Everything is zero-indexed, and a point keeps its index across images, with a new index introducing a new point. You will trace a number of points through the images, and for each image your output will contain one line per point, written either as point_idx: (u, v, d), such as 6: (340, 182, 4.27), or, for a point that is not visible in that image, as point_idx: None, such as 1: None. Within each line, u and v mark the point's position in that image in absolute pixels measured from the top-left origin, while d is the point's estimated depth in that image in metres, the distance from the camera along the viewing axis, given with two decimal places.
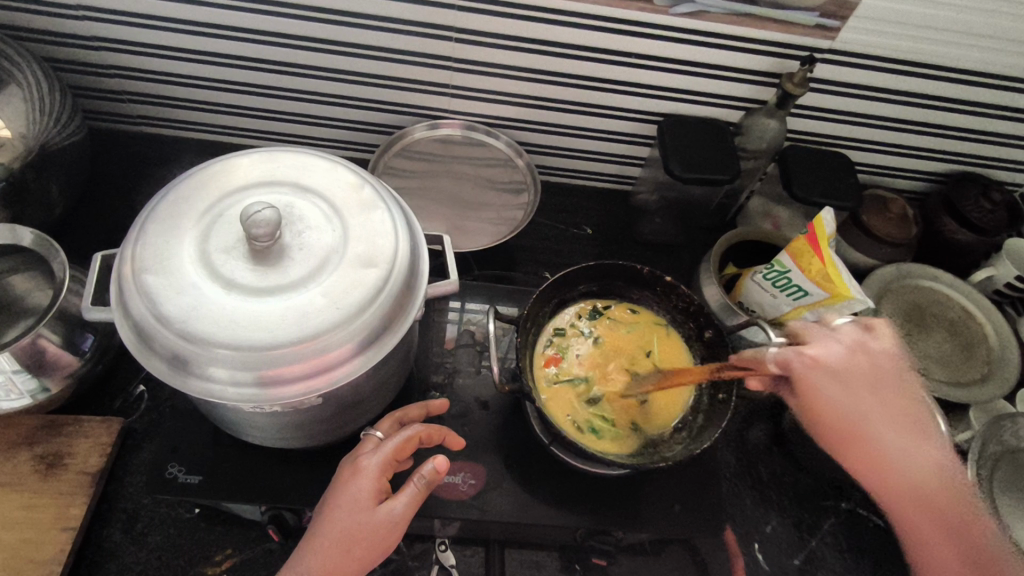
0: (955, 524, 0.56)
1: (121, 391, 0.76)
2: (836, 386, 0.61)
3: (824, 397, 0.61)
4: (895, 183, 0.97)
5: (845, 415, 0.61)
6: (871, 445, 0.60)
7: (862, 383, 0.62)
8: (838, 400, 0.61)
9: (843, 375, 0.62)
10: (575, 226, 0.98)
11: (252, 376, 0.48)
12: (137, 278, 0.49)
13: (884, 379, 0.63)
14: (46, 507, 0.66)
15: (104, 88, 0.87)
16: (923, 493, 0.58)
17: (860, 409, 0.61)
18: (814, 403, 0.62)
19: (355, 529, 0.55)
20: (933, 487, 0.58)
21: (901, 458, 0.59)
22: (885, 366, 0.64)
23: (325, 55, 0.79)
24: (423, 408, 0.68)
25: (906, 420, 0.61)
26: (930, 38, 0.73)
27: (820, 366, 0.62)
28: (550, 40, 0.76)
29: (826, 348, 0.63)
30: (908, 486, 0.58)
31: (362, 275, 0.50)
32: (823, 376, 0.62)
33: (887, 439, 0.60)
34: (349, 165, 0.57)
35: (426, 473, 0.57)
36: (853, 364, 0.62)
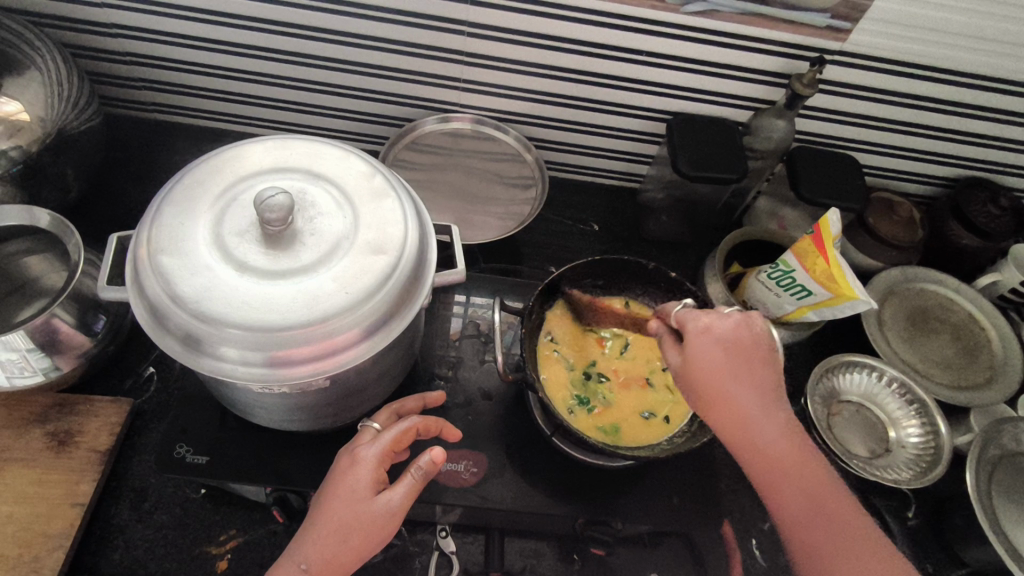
0: (818, 496, 0.53)
1: (131, 373, 0.78)
2: (721, 356, 0.55)
3: (707, 363, 0.54)
4: (902, 187, 0.97)
5: (723, 386, 0.54)
6: (744, 413, 0.54)
7: (726, 351, 0.55)
8: (711, 366, 0.54)
9: (727, 347, 0.55)
10: (582, 222, 0.98)
11: (263, 356, 0.49)
12: (152, 259, 0.50)
13: (756, 353, 0.56)
14: (57, 484, 0.67)
15: (121, 75, 0.88)
16: (779, 485, 0.53)
17: (728, 372, 0.54)
18: (692, 364, 0.55)
19: (352, 519, 0.56)
20: (796, 461, 0.54)
21: (768, 432, 0.54)
22: (755, 340, 0.56)
23: (338, 47, 0.80)
24: (419, 400, 0.69)
25: (761, 391, 0.55)
26: (941, 41, 0.73)
27: (710, 334, 0.56)
28: (560, 36, 0.77)
29: (720, 317, 0.57)
30: (779, 458, 0.53)
31: (372, 261, 0.52)
32: (712, 340, 0.55)
33: (762, 419, 0.54)
34: (361, 153, 0.58)
35: (422, 464, 0.58)
36: (739, 339, 0.56)
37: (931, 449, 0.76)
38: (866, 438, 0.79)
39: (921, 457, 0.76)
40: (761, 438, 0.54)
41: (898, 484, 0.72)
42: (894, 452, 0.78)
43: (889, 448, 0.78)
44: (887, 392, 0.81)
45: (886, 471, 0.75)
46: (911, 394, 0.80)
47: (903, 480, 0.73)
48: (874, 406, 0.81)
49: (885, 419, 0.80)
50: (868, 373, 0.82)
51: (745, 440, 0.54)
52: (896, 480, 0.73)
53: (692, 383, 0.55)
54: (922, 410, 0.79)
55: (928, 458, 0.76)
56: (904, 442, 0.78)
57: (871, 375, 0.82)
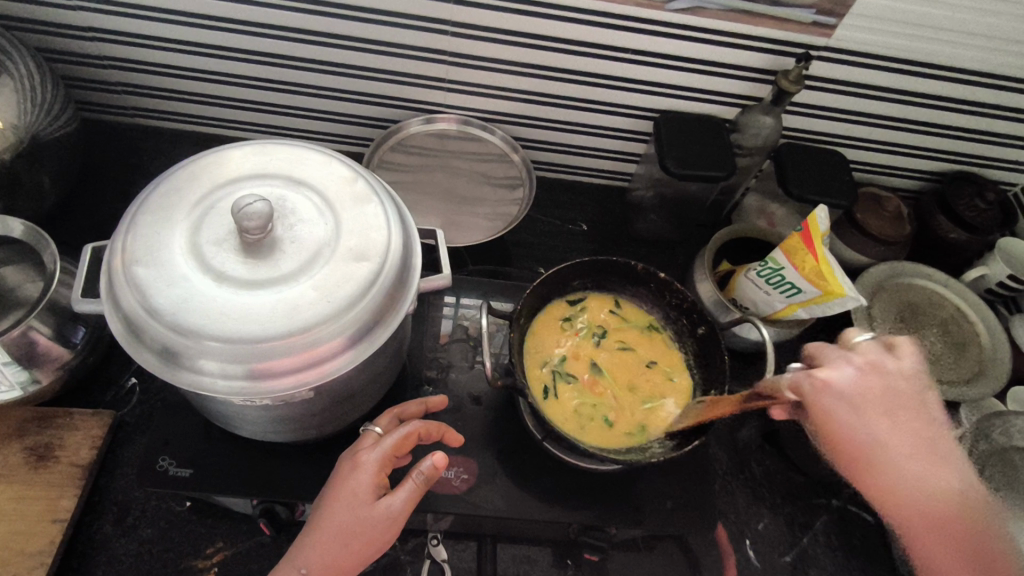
0: (969, 543, 0.49)
1: (112, 384, 0.76)
2: (847, 412, 0.54)
3: (841, 420, 0.53)
4: (890, 182, 0.97)
5: (873, 446, 0.53)
6: (894, 467, 0.52)
7: (881, 399, 0.54)
8: (849, 425, 0.53)
9: (858, 400, 0.54)
10: (570, 222, 0.98)
11: (243, 368, 0.48)
12: (127, 270, 0.48)
13: (902, 397, 0.54)
14: (36, 500, 0.66)
15: (97, 79, 0.86)
16: (953, 533, 0.50)
17: (868, 428, 0.53)
18: (829, 421, 0.54)
19: (354, 523, 0.55)
20: (945, 509, 0.50)
21: (913, 481, 0.51)
22: (898, 386, 0.55)
23: (320, 48, 0.79)
24: (421, 404, 0.68)
25: (914, 444, 0.53)
26: (927, 36, 0.73)
27: (832, 390, 0.55)
28: (545, 35, 0.76)
29: (838, 370, 0.56)
30: (942, 513, 0.50)
31: (354, 268, 0.50)
32: (834, 395, 0.54)
33: (914, 470, 0.52)
34: (343, 158, 0.57)
35: (424, 469, 0.57)
36: (880, 387, 0.55)
37: None
38: None
39: None
40: (923, 485, 0.51)
41: None
42: None
43: None
44: None
45: None
46: None
47: None
48: None
49: None
50: None
51: (880, 491, 0.52)
52: None
53: (834, 443, 0.54)
54: None
55: None
56: None
57: None
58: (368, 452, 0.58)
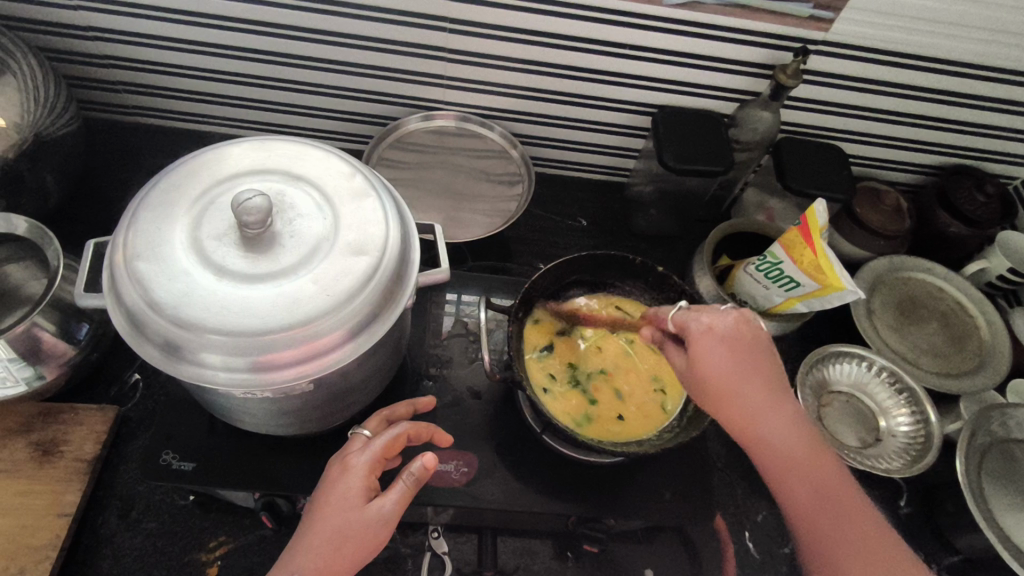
0: (830, 495, 0.54)
1: (116, 380, 0.77)
2: (719, 349, 0.57)
3: (715, 360, 0.57)
4: (890, 176, 0.97)
5: (735, 386, 0.56)
6: (751, 408, 0.56)
7: (739, 351, 0.57)
8: (723, 364, 0.57)
9: (728, 340, 0.57)
10: (570, 218, 0.98)
11: (245, 361, 0.48)
12: (129, 264, 0.49)
13: (757, 347, 0.58)
14: (42, 494, 0.67)
15: (99, 79, 0.87)
16: (803, 473, 0.54)
17: (746, 377, 0.56)
18: (701, 365, 0.57)
19: (345, 526, 0.55)
20: (807, 451, 0.55)
21: (779, 432, 0.55)
22: (749, 334, 0.58)
23: (319, 46, 0.79)
24: (409, 406, 0.68)
25: (777, 397, 0.57)
26: (924, 29, 0.73)
27: (714, 333, 0.58)
28: (543, 31, 0.76)
29: (720, 314, 0.59)
30: (798, 459, 0.54)
31: (353, 262, 0.51)
32: (715, 339, 0.57)
33: (774, 416, 0.56)
34: (341, 154, 0.57)
35: (415, 469, 0.57)
36: (739, 334, 0.58)
37: (921, 436, 0.77)
38: (858, 428, 0.79)
39: (912, 444, 0.77)
40: (779, 434, 0.55)
41: (889, 474, 0.73)
42: (885, 441, 0.78)
43: (879, 437, 0.79)
44: (877, 380, 0.81)
45: (877, 460, 0.75)
46: (900, 382, 0.80)
47: (895, 470, 0.73)
48: (864, 396, 0.81)
49: (875, 408, 0.81)
50: (857, 363, 0.82)
51: (767, 443, 0.55)
52: (887, 471, 0.73)
53: (703, 383, 0.57)
54: (911, 399, 0.79)
55: (919, 445, 0.76)
56: (895, 431, 0.78)
57: (861, 365, 0.82)
58: (356, 457, 0.59)
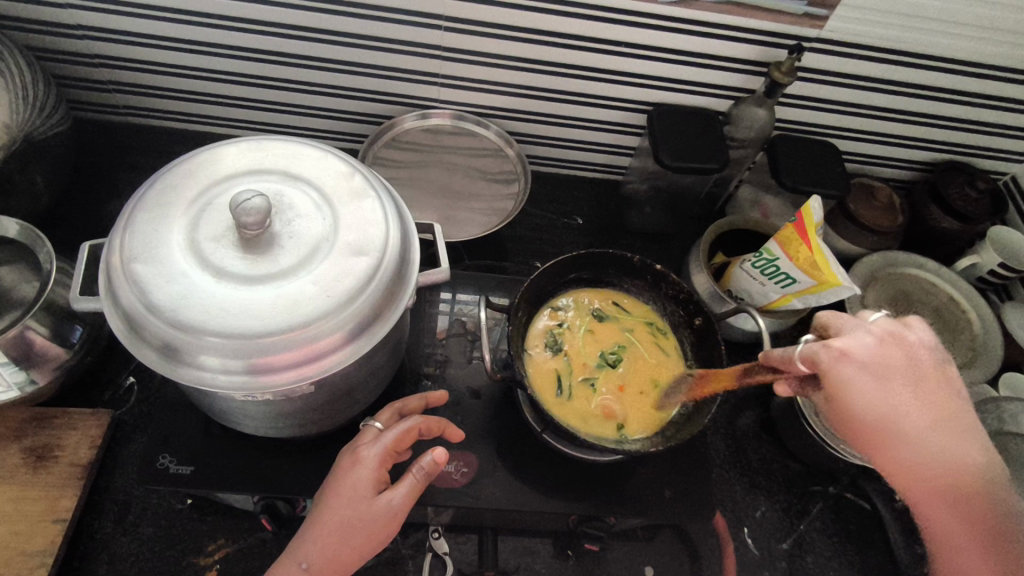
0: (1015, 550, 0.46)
1: (110, 384, 0.76)
2: (869, 382, 0.50)
3: (863, 391, 0.50)
4: (882, 173, 0.98)
5: (886, 421, 0.50)
6: (909, 448, 0.49)
7: (904, 383, 0.51)
8: (872, 393, 0.50)
9: (877, 369, 0.51)
10: (566, 216, 0.98)
11: (243, 364, 0.48)
12: (126, 267, 0.48)
13: (917, 374, 0.52)
14: (36, 500, 0.66)
15: (90, 78, 0.86)
16: (982, 519, 0.47)
17: (908, 406, 0.50)
18: (847, 399, 0.51)
19: (354, 518, 0.55)
20: (983, 494, 0.48)
21: (931, 459, 0.49)
22: (915, 360, 0.52)
23: (314, 44, 0.79)
24: (421, 400, 0.68)
25: (964, 431, 0.50)
26: (917, 26, 0.73)
27: (850, 359, 0.51)
28: (538, 28, 0.76)
29: (857, 341, 0.52)
30: (979, 513, 0.47)
31: (353, 263, 0.51)
32: (856, 367, 0.51)
33: (927, 447, 0.49)
34: (339, 153, 0.57)
35: (425, 464, 0.57)
36: (887, 356, 0.52)
37: None
38: None
39: None
40: (939, 457, 0.49)
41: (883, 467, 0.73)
42: None
43: None
44: None
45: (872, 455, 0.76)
46: None
47: None
48: None
49: None
50: None
51: (904, 470, 0.50)
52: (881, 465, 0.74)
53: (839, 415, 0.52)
54: None
55: None
56: None
57: None
58: (368, 448, 0.58)
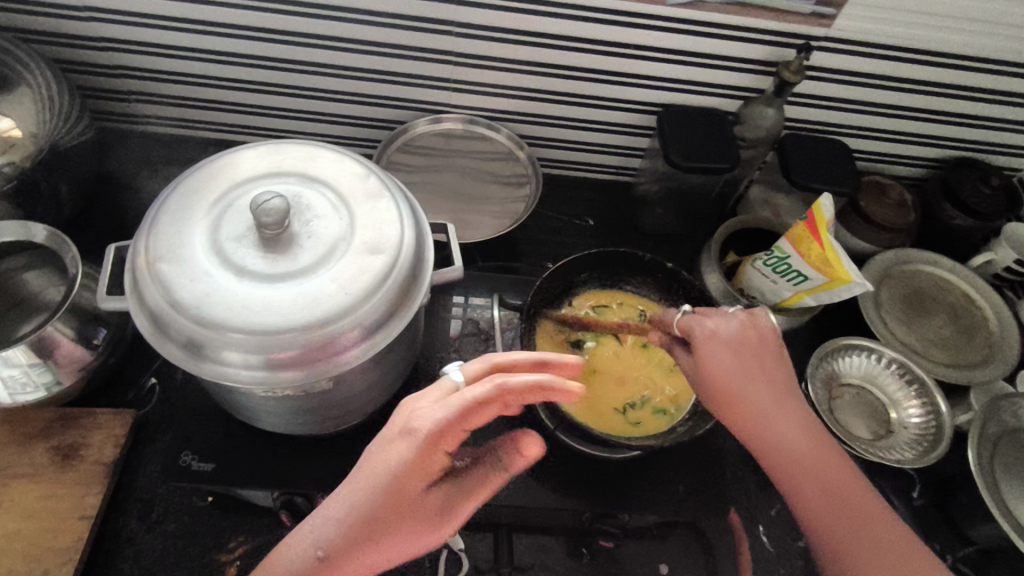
0: (845, 504, 0.54)
1: (133, 384, 0.78)
2: (727, 356, 0.59)
3: (721, 366, 0.59)
4: (895, 171, 0.98)
5: (733, 390, 0.58)
6: (760, 419, 0.57)
7: (746, 363, 0.60)
8: (727, 369, 0.59)
9: (732, 346, 0.60)
10: (577, 218, 0.99)
11: (264, 359, 0.49)
12: (151, 266, 0.50)
13: (766, 354, 0.61)
14: (63, 498, 0.67)
15: (112, 89, 0.88)
16: (813, 483, 0.55)
17: (748, 379, 0.59)
18: (709, 367, 0.59)
19: (406, 512, 0.48)
20: (818, 462, 0.56)
21: (789, 437, 0.56)
22: (764, 341, 0.61)
23: (328, 52, 0.81)
24: (540, 359, 0.56)
25: (779, 401, 0.58)
26: (926, 24, 0.74)
27: (718, 337, 0.61)
28: (548, 32, 0.77)
29: (723, 319, 0.62)
30: (822, 482, 0.55)
31: (370, 261, 0.52)
32: (718, 343, 0.60)
33: (774, 418, 0.57)
34: (355, 156, 0.58)
35: (519, 459, 0.52)
36: (744, 338, 0.61)
37: (932, 428, 0.77)
38: (869, 420, 0.80)
39: (923, 437, 0.77)
40: (785, 434, 0.57)
41: (903, 464, 0.74)
42: (897, 433, 0.79)
43: (890, 429, 0.79)
44: (887, 372, 0.82)
45: (889, 451, 0.76)
46: (909, 373, 0.80)
47: (907, 460, 0.74)
48: (874, 388, 0.82)
49: (885, 400, 0.81)
50: (867, 356, 0.83)
51: (769, 444, 0.56)
52: (900, 460, 0.74)
53: (709, 387, 0.59)
54: (922, 390, 0.79)
55: (930, 438, 0.76)
56: (906, 423, 0.79)
57: (871, 358, 0.83)
58: (425, 418, 0.49)
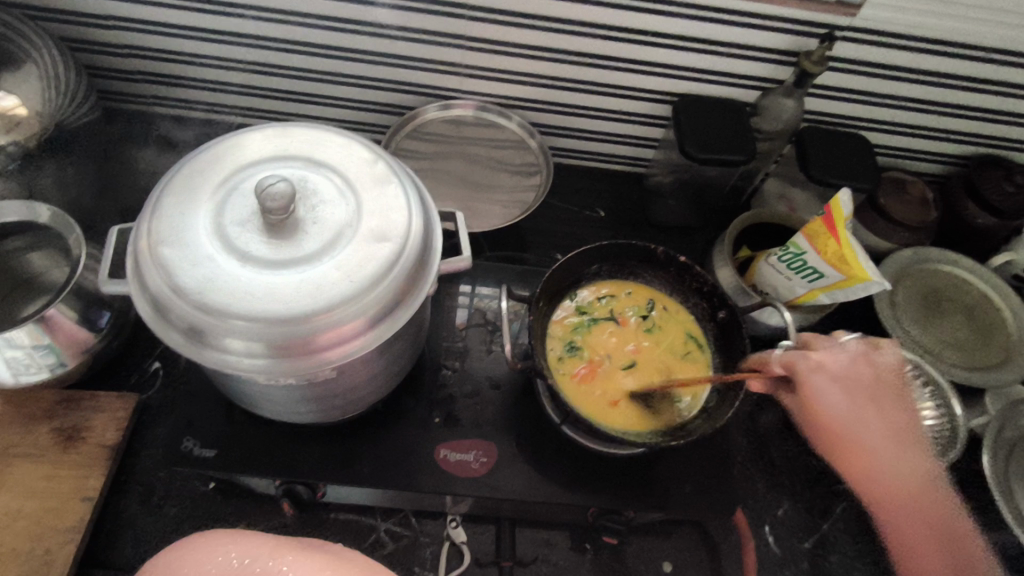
0: (927, 518, 0.63)
1: (136, 368, 0.77)
2: (840, 396, 0.63)
3: (831, 402, 0.63)
4: (914, 167, 0.95)
5: (845, 428, 0.64)
6: (867, 452, 0.64)
7: (859, 399, 0.65)
8: (837, 406, 0.63)
9: (849, 384, 0.64)
10: (588, 209, 0.97)
11: (268, 348, 0.48)
12: (153, 250, 0.49)
13: (878, 390, 0.66)
14: (65, 480, 0.67)
15: (119, 68, 0.87)
16: (917, 504, 0.63)
17: (860, 423, 0.64)
18: (820, 405, 0.63)
19: None
20: (912, 484, 0.64)
21: (902, 467, 0.64)
22: (880, 376, 0.67)
23: (339, 34, 0.79)
24: None
25: (892, 436, 0.65)
26: (957, 14, 0.71)
27: (825, 373, 0.64)
28: (563, 18, 0.75)
29: (831, 355, 0.65)
30: (915, 500, 0.63)
31: (375, 249, 0.50)
32: (828, 379, 0.63)
33: (878, 450, 0.64)
34: (363, 140, 0.57)
35: None
36: (854, 374, 0.65)
37: (946, 431, 0.75)
38: None
39: (936, 439, 0.75)
40: (905, 461, 0.64)
41: None
42: None
43: None
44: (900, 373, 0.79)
45: None
46: (924, 374, 0.78)
47: None
48: None
49: None
50: None
51: (863, 466, 0.64)
52: None
53: (818, 421, 0.64)
54: (935, 393, 0.77)
55: (944, 440, 0.75)
56: None
57: None
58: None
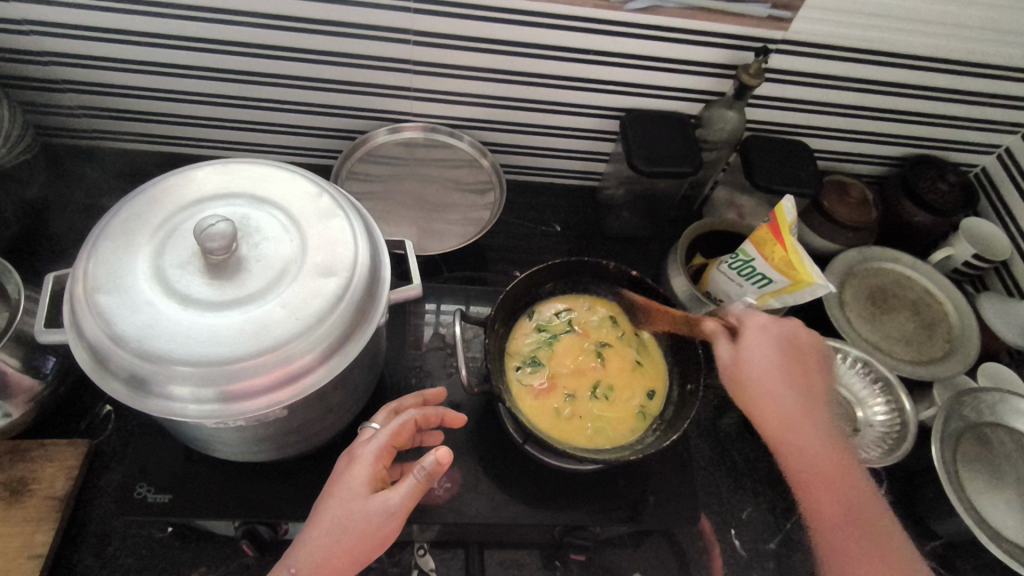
0: (843, 492, 0.58)
1: (85, 413, 0.75)
2: (768, 353, 0.64)
3: (757, 357, 0.64)
4: (856, 169, 0.99)
5: (767, 381, 0.62)
6: (790, 413, 0.61)
7: (788, 361, 0.64)
8: (762, 360, 0.64)
9: (781, 348, 0.65)
10: (544, 224, 0.98)
11: (213, 392, 0.47)
12: (90, 298, 0.48)
13: (810, 359, 0.66)
14: (13, 536, 0.64)
15: (57, 104, 0.85)
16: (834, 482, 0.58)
17: (786, 380, 0.63)
18: (747, 358, 0.64)
19: (346, 518, 0.52)
20: (830, 457, 0.59)
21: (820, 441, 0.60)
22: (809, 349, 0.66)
23: (282, 62, 0.78)
24: (418, 397, 0.66)
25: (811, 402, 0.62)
26: (882, 25, 0.74)
27: (763, 332, 0.66)
28: (507, 40, 0.76)
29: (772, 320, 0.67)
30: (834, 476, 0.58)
31: (321, 284, 0.50)
32: (760, 339, 0.65)
33: (801, 414, 0.61)
34: (307, 173, 0.56)
35: (427, 465, 0.53)
36: (791, 342, 0.66)
37: (897, 425, 0.78)
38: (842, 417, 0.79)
39: (889, 433, 0.78)
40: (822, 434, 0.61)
41: (870, 462, 0.73)
42: (864, 431, 0.79)
43: (858, 427, 0.79)
44: (853, 372, 0.82)
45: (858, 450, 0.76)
46: (874, 371, 0.81)
47: (874, 459, 0.74)
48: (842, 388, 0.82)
49: (853, 399, 0.81)
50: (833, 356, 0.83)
51: (788, 432, 0.60)
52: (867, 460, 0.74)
53: (736, 370, 0.65)
54: (886, 389, 0.80)
55: (895, 435, 0.78)
56: (871, 421, 0.80)
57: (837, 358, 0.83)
58: (366, 444, 0.57)
